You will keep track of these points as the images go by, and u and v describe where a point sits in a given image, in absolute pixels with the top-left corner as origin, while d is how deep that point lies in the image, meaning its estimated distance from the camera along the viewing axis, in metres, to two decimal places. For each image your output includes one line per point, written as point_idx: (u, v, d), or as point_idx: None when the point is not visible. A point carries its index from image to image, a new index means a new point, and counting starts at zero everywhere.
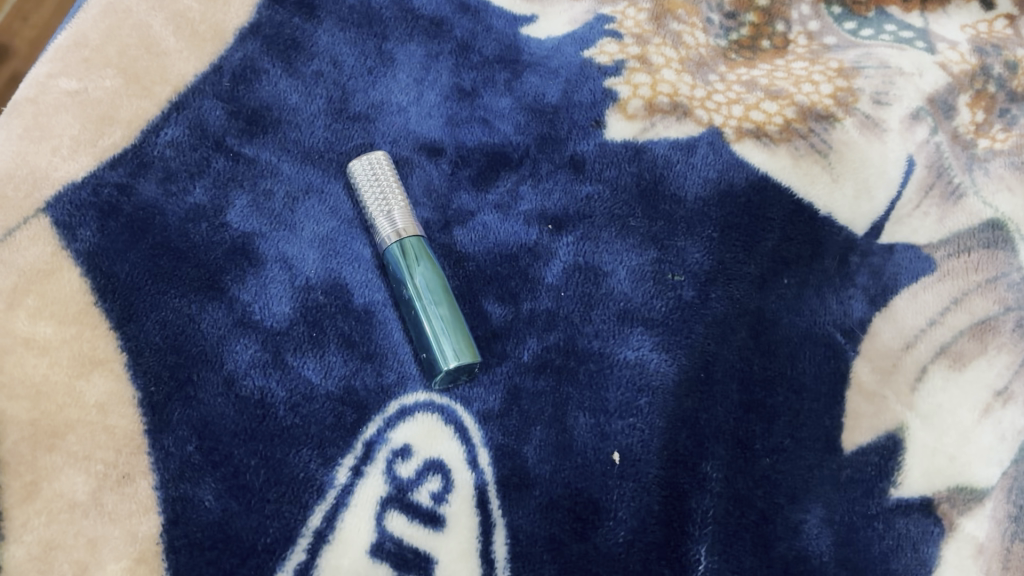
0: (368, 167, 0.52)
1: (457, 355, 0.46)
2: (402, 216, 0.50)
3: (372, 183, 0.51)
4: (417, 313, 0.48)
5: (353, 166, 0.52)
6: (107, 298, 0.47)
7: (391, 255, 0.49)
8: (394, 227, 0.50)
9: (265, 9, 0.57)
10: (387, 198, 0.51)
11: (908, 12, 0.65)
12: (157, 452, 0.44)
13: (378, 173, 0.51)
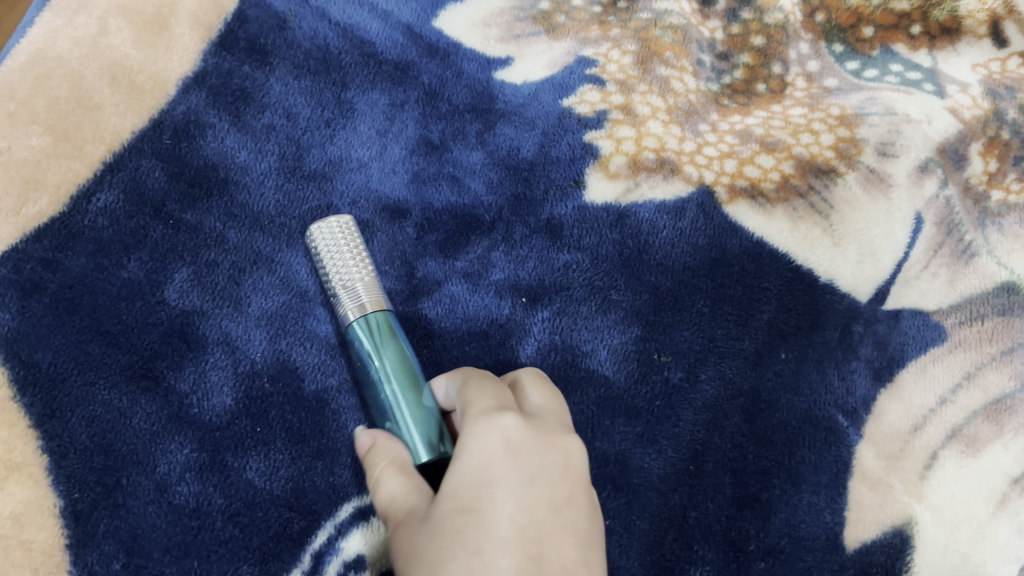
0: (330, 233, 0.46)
1: (429, 446, 0.39)
2: (370, 288, 0.44)
3: (333, 253, 0.46)
4: (386, 403, 0.41)
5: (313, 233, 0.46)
6: (27, 392, 0.42)
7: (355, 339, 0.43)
8: (358, 302, 0.44)
9: (212, 55, 0.52)
10: (352, 267, 0.45)
11: (916, 50, 0.59)
12: (80, 570, 0.40)
13: (339, 242, 0.46)
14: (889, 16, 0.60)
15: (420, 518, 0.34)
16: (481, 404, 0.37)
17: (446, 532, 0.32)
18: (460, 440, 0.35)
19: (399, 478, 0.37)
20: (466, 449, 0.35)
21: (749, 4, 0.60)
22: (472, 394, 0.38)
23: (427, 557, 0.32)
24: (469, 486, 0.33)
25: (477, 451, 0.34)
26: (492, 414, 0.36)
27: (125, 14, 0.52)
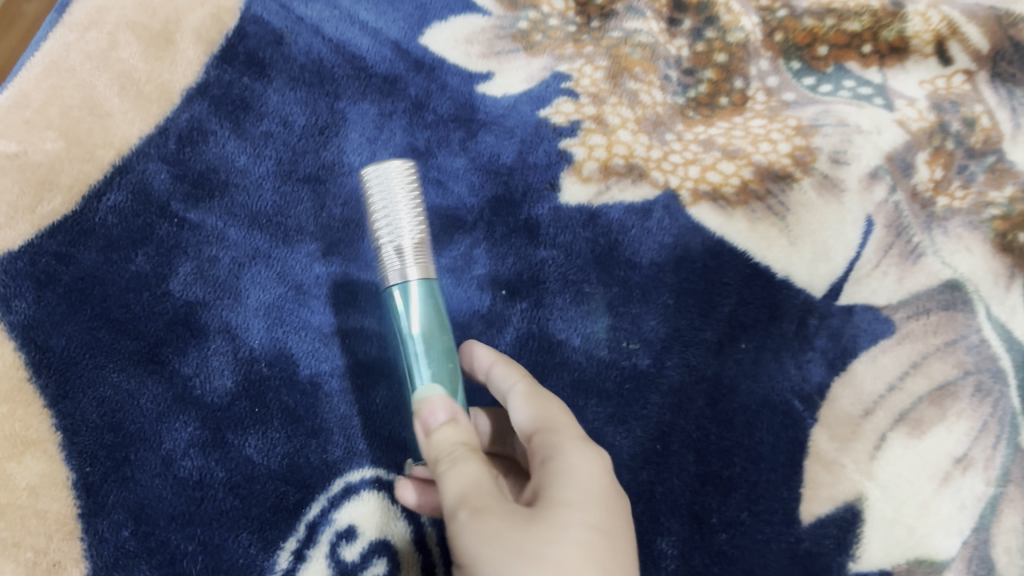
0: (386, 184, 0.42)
1: None
2: (415, 251, 0.42)
3: (382, 207, 0.42)
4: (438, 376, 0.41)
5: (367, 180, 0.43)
6: (41, 374, 0.45)
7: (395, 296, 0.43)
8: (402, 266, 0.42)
9: (213, 67, 0.56)
10: (394, 223, 0.42)
11: (867, 68, 0.64)
12: (90, 538, 0.42)
13: (387, 196, 0.42)
14: (843, 36, 0.64)
15: (521, 516, 0.35)
16: (569, 433, 0.40)
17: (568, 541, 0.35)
18: (561, 465, 0.38)
19: (472, 464, 0.37)
20: (574, 480, 0.38)
21: (713, 24, 0.64)
22: (547, 416, 0.41)
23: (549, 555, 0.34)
24: (585, 504, 0.37)
25: (588, 484, 0.38)
26: (593, 447, 0.40)
27: (132, 28, 0.56)
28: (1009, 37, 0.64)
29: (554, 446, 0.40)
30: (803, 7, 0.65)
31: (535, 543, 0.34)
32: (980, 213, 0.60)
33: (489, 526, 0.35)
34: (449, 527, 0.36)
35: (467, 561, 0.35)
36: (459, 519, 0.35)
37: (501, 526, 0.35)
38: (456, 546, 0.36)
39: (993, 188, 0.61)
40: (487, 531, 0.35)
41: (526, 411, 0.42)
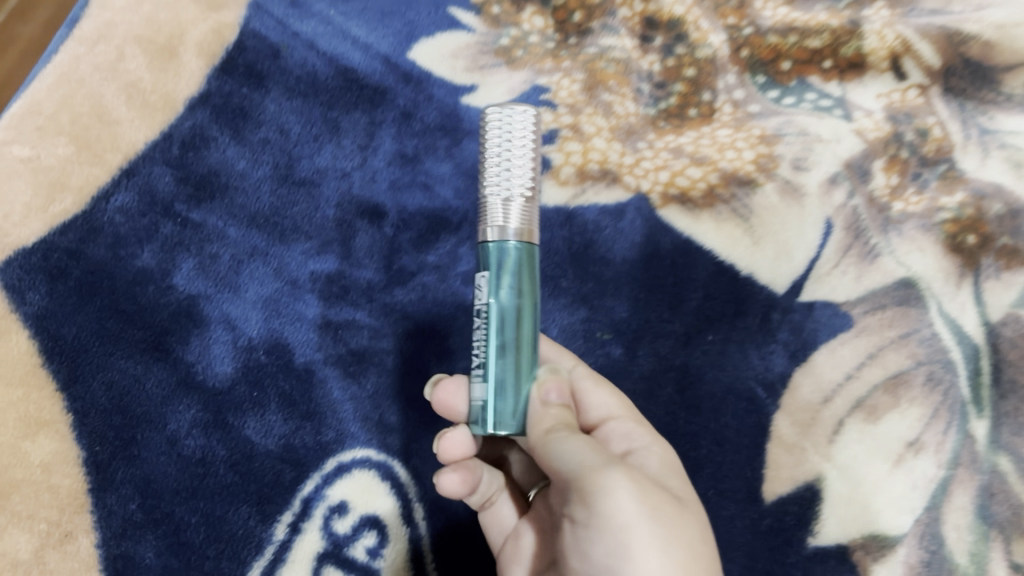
0: (514, 131, 0.39)
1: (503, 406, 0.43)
2: (520, 212, 0.39)
3: (505, 151, 0.39)
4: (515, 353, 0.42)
5: (496, 117, 0.40)
6: (53, 360, 0.49)
7: (490, 253, 0.40)
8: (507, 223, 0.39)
9: (214, 79, 0.59)
10: (511, 174, 0.39)
11: (827, 81, 0.68)
12: (100, 511, 0.46)
13: (512, 139, 0.39)
14: (804, 52, 0.68)
15: (666, 503, 0.39)
16: (650, 437, 0.46)
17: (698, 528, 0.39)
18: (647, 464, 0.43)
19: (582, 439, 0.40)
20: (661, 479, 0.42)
21: (683, 40, 0.68)
22: (620, 416, 0.47)
23: (689, 535, 0.38)
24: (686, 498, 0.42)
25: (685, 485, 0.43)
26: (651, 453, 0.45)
27: (138, 42, 0.59)
28: (959, 54, 0.68)
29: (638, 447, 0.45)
30: (768, 24, 0.69)
31: (684, 532, 0.38)
32: (933, 216, 0.63)
33: (642, 502, 0.37)
34: (593, 487, 0.37)
35: (626, 525, 0.36)
36: (613, 482, 0.37)
37: (651, 504, 0.38)
38: (599, 507, 0.37)
39: (945, 194, 0.64)
40: (644, 503, 0.37)
41: (602, 404, 0.47)
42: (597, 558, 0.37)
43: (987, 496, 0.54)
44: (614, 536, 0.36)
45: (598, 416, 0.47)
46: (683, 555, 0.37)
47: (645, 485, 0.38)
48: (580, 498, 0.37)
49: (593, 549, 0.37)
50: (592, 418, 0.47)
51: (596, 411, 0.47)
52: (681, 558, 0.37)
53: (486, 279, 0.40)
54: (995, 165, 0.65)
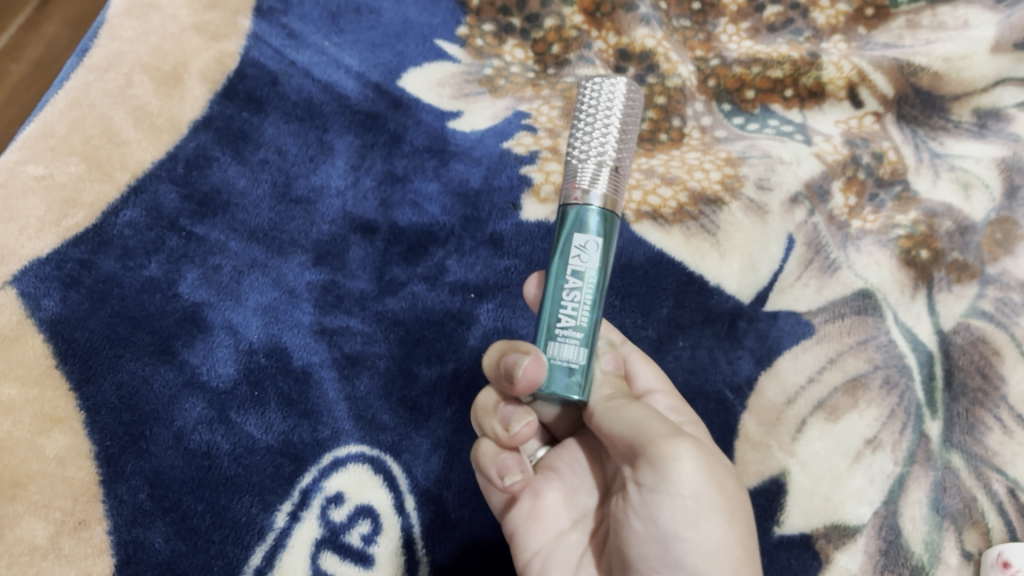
0: (611, 104, 0.40)
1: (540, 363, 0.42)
2: (607, 177, 0.39)
3: (601, 120, 0.40)
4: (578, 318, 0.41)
5: (597, 85, 0.41)
6: (67, 361, 0.52)
7: (608, 225, 0.39)
8: (599, 190, 0.39)
9: (216, 104, 0.64)
10: (603, 140, 0.40)
11: (789, 109, 0.73)
12: (111, 500, 0.48)
13: (610, 109, 0.40)
14: (768, 81, 0.73)
15: (722, 468, 0.41)
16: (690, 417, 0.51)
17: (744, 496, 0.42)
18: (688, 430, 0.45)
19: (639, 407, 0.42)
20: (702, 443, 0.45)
21: (654, 70, 0.73)
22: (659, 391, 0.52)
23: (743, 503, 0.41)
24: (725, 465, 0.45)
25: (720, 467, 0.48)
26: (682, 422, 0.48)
27: (145, 70, 0.63)
28: (911, 84, 0.72)
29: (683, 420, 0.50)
30: (732, 56, 0.74)
31: (741, 507, 0.41)
32: (888, 232, 0.66)
33: (710, 476, 0.39)
34: (663, 450, 0.39)
35: (696, 496, 0.39)
36: (686, 453, 0.39)
37: (718, 478, 0.40)
38: (669, 471, 0.39)
39: (900, 212, 0.67)
40: (713, 477, 0.40)
41: (644, 378, 0.52)
42: (662, 524, 0.39)
43: (939, 490, 0.56)
44: (685, 505, 0.38)
45: (642, 389, 0.52)
46: (738, 531, 0.40)
47: (709, 458, 0.41)
48: (650, 462, 0.39)
49: (659, 514, 0.39)
50: (636, 390, 0.52)
51: (641, 384, 0.52)
52: (737, 533, 0.40)
53: (597, 248, 0.39)
54: (945, 186, 0.68)
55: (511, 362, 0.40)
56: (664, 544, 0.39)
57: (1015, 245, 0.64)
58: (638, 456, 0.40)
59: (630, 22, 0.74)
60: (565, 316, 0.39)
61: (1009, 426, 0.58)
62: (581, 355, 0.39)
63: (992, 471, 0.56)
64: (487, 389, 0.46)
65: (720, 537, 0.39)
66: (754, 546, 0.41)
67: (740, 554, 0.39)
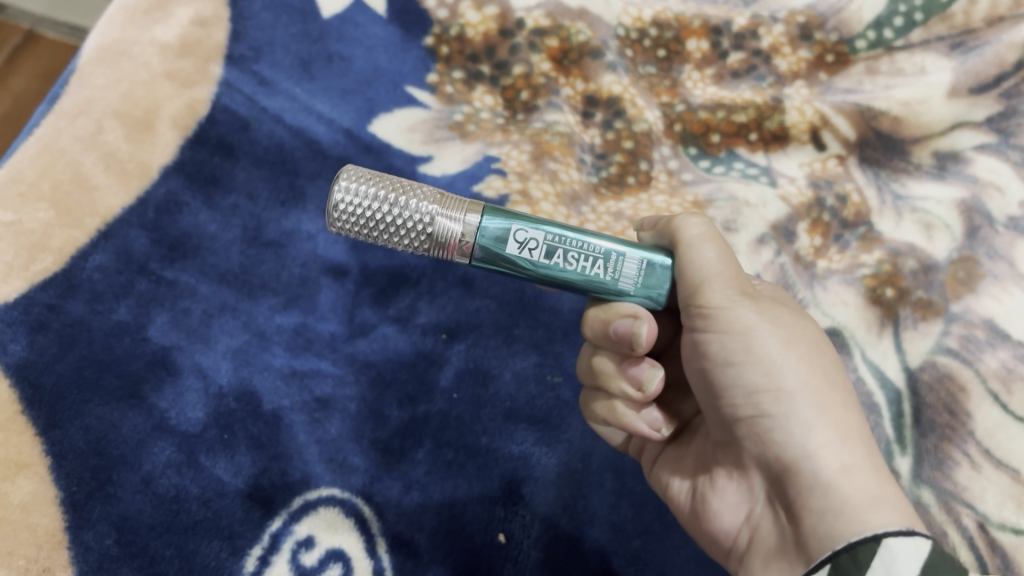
0: (361, 202, 0.43)
1: None
2: (453, 212, 0.43)
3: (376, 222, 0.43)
4: None
5: (338, 204, 0.43)
6: (33, 407, 0.51)
7: (499, 215, 0.43)
8: (465, 231, 0.43)
9: (188, 149, 0.64)
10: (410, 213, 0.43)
11: (754, 151, 0.71)
12: (77, 547, 0.48)
13: (362, 215, 0.43)
14: (732, 125, 0.71)
15: (774, 309, 0.45)
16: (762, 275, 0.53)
17: (811, 330, 0.46)
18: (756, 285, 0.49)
19: None
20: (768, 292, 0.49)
21: (621, 116, 0.72)
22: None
23: (803, 334, 0.45)
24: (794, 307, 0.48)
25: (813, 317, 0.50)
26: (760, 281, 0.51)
27: (116, 116, 0.63)
28: (872, 128, 0.70)
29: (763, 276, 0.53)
30: (698, 101, 0.72)
31: (803, 336, 0.45)
32: (854, 272, 0.66)
33: (755, 310, 0.44)
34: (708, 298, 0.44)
35: (742, 331, 0.43)
36: (724, 296, 0.43)
37: (764, 312, 0.44)
38: (716, 314, 0.43)
39: (864, 252, 0.66)
40: (759, 313, 0.44)
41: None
42: (717, 358, 0.44)
43: None
44: (731, 340, 0.43)
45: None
46: (800, 352, 0.44)
47: (758, 299, 0.45)
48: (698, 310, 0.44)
49: (710, 348, 0.44)
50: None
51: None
52: (798, 352, 0.44)
53: (522, 229, 0.43)
54: (908, 227, 0.67)
55: (629, 332, 0.44)
56: (724, 373, 0.44)
57: (977, 284, 0.64)
58: (687, 306, 0.45)
59: (597, 69, 0.72)
60: (590, 264, 0.43)
61: (977, 461, 0.58)
62: (634, 257, 0.44)
63: (961, 505, 0.57)
64: (600, 354, 0.49)
65: (780, 359, 0.43)
66: (823, 366, 0.44)
67: (806, 370, 0.43)
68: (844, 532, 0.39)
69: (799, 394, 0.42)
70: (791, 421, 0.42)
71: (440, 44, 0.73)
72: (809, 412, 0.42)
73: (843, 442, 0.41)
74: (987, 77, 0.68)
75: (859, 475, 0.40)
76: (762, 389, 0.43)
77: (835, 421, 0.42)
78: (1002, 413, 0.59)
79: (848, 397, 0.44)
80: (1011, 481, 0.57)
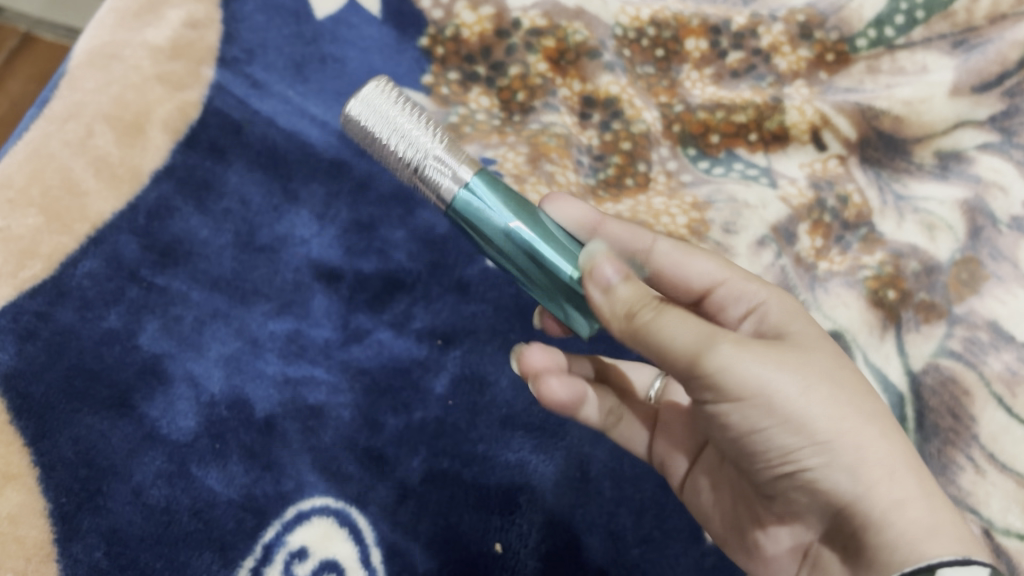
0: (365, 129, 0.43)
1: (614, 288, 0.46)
2: (425, 168, 0.42)
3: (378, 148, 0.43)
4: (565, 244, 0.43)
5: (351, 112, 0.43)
6: (22, 417, 0.51)
7: (459, 207, 0.42)
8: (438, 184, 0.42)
9: (179, 153, 0.63)
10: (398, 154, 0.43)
11: (754, 152, 0.70)
12: (66, 559, 0.48)
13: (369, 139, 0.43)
14: (731, 125, 0.70)
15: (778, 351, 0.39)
16: (760, 282, 0.47)
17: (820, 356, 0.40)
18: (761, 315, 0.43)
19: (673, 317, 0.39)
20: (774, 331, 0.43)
21: (618, 116, 0.70)
22: (730, 266, 0.49)
23: (818, 367, 0.39)
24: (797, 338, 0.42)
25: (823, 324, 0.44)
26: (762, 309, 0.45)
27: (106, 120, 0.62)
28: (873, 127, 0.69)
29: (756, 288, 0.47)
30: (696, 101, 0.71)
31: (818, 372, 0.39)
32: (855, 274, 0.64)
33: (764, 361, 0.38)
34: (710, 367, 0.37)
35: (758, 393, 0.37)
36: (728, 358, 0.37)
37: (771, 358, 0.38)
38: (728, 381, 0.37)
39: (866, 254, 0.65)
40: (766, 363, 0.38)
41: (701, 269, 0.49)
42: (738, 421, 0.39)
43: None
44: (750, 405, 0.37)
45: (705, 285, 0.49)
46: (823, 391, 0.38)
47: (757, 345, 0.38)
48: (706, 381, 0.38)
49: (732, 414, 0.38)
50: (702, 285, 0.49)
51: (701, 281, 0.49)
52: (822, 392, 0.38)
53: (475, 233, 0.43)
54: (911, 228, 0.66)
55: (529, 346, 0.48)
56: (752, 436, 0.39)
57: (980, 285, 0.63)
58: (687, 374, 0.38)
59: (594, 70, 0.71)
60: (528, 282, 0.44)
61: (982, 465, 0.57)
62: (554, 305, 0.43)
63: (966, 511, 0.55)
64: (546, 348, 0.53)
65: (808, 407, 0.37)
66: (847, 395, 0.39)
67: (836, 410, 0.38)
68: (901, 568, 0.36)
69: (836, 442, 0.37)
70: (836, 473, 0.38)
71: (435, 45, 0.72)
72: (853, 456, 0.38)
73: (890, 476, 0.37)
74: (989, 75, 0.67)
75: (914, 506, 0.37)
76: (797, 447, 0.38)
77: (878, 453, 0.38)
78: (1007, 416, 0.58)
79: (882, 411, 0.40)
80: (1015, 485, 0.56)
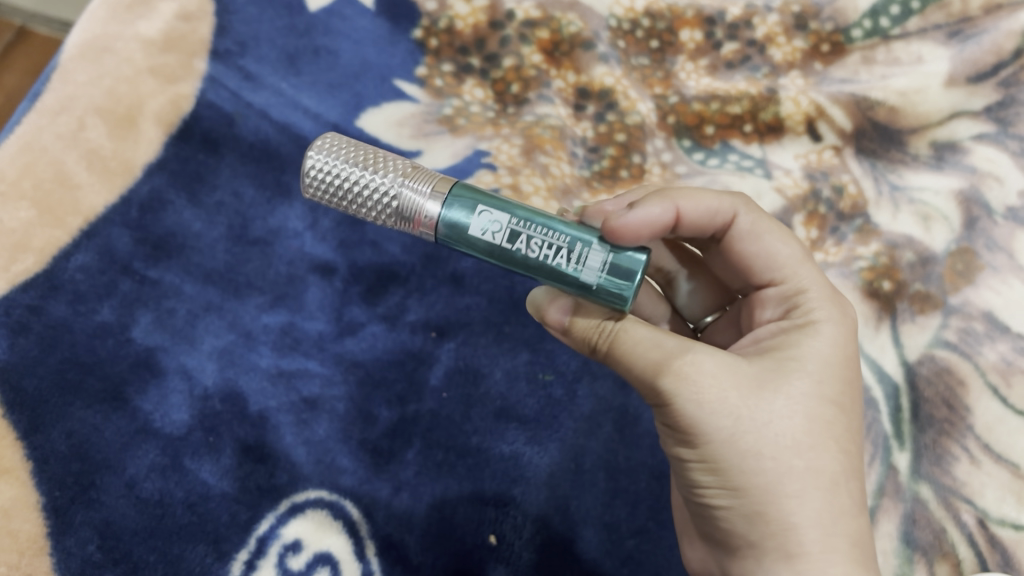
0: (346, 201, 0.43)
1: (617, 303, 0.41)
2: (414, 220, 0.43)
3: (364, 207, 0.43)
4: None
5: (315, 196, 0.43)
6: (16, 410, 0.51)
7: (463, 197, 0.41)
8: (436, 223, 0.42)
9: (171, 145, 0.63)
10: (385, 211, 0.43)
11: (749, 143, 0.70)
12: (58, 552, 0.48)
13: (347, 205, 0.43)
14: (726, 117, 0.70)
15: (743, 388, 0.39)
16: (821, 299, 0.45)
17: (796, 403, 0.39)
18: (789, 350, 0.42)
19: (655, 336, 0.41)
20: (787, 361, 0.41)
21: (613, 108, 0.70)
22: (802, 266, 0.46)
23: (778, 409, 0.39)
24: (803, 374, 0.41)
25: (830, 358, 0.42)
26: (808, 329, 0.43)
27: (98, 112, 0.62)
28: (868, 118, 0.69)
29: (810, 304, 0.44)
30: (691, 93, 0.71)
31: (770, 417, 0.39)
32: (851, 265, 0.64)
33: (712, 398, 0.38)
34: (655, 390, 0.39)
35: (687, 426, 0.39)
36: (671, 388, 0.39)
37: (725, 397, 0.39)
38: (668, 406, 0.39)
39: (861, 244, 0.65)
40: (702, 403, 0.38)
41: (773, 257, 0.47)
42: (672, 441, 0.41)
43: (909, 522, 0.56)
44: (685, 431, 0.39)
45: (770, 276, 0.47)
46: (752, 441, 0.38)
47: (706, 379, 0.39)
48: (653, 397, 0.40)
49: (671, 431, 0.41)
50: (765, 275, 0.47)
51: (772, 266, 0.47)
52: (761, 438, 0.38)
53: (488, 208, 0.40)
54: (906, 219, 0.66)
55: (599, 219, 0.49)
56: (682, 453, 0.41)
57: (976, 275, 0.63)
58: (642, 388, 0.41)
59: (588, 61, 0.71)
60: (554, 253, 0.40)
61: (976, 456, 0.57)
62: (602, 250, 0.40)
63: (960, 501, 0.56)
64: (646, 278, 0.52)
65: (737, 451, 0.38)
66: (793, 449, 0.39)
67: (764, 462, 0.38)
68: None
69: (745, 492, 0.38)
70: (737, 518, 0.39)
71: (429, 37, 0.71)
72: (756, 507, 0.38)
73: (790, 531, 0.38)
74: (984, 65, 0.67)
75: (803, 562, 0.38)
76: (709, 484, 0.39)
77: (783, 511, 0.38)
78: (1001, 407, 0.58)
79: (814, 466, 0.39)
80: (1010, 475, 0.56)
